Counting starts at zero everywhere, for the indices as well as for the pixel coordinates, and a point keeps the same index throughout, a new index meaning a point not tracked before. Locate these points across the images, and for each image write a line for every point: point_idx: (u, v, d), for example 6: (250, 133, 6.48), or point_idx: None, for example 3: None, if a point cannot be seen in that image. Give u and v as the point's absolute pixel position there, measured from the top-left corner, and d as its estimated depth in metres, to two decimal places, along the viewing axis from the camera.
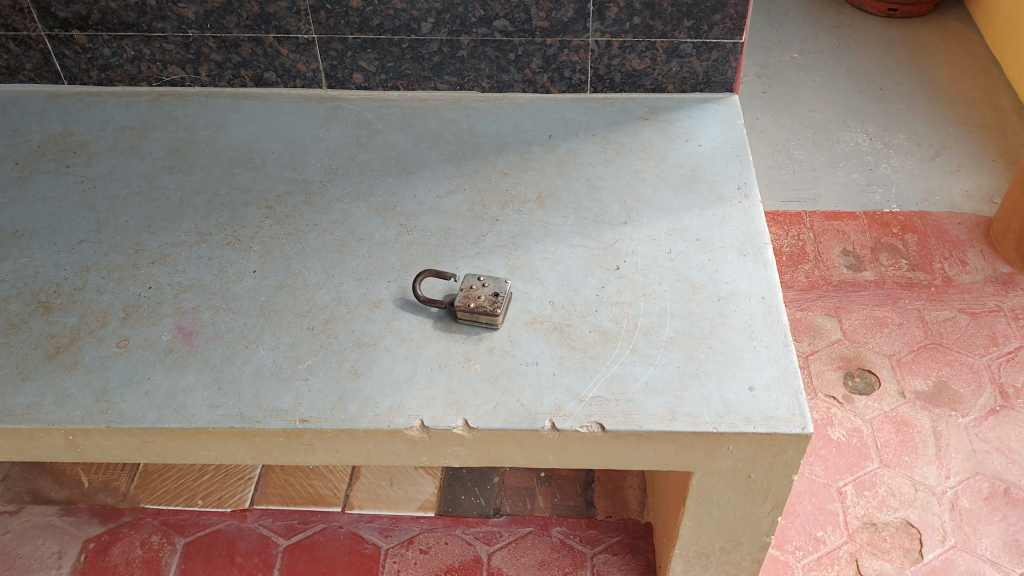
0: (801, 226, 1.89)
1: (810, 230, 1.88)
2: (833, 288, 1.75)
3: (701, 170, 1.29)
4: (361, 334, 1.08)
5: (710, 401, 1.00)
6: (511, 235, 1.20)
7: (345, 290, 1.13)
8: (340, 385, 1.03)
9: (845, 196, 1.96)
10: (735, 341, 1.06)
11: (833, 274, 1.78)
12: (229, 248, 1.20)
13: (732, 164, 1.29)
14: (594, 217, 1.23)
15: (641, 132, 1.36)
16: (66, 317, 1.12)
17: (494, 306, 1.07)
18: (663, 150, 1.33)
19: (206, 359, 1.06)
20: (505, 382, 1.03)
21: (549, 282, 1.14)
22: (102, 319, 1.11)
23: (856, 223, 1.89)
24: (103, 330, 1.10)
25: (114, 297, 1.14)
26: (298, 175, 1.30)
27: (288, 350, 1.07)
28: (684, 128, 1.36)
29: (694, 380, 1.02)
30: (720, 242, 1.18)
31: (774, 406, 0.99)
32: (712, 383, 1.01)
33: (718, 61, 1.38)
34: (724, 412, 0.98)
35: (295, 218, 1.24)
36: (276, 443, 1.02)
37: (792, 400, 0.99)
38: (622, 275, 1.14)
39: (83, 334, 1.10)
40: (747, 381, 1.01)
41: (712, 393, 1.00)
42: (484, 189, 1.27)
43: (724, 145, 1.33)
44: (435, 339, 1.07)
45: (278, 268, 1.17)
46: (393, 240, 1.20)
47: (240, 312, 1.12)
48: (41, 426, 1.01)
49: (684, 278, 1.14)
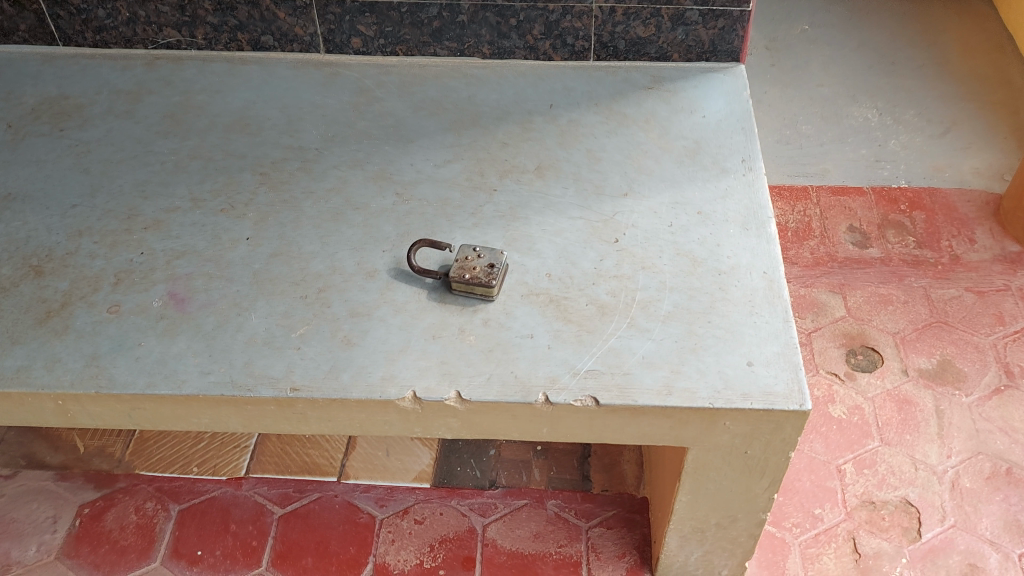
0: (807, 201, 1.86)
1: (816, 206, 1.85)
2: (837, 265, 1.73)
3: (704, 142, 1.26)
4: (355, 304, 1.07)
5: (707, 376, 0.98)
6: (509, 206, 1.18)
7: (340, 259, 1.12)
8: (334, 354, 1.02)
9: (851, 172, 1.93)
10: (735, 315, 1.05)
11: (838, 250, 1.76)
12: (224, 215, 1.18)
13: (737, 137, 1.26)
14: (594, 189, 1.21)
15: (645, 103, 1.33)
16: (58, 282, 1.10)
17: (489, 276, 1.06)
18: (667, 121, 1.30)
19: (199, 327, 1.05)
20: (500, 353, 1.02)
21: (547, 254, 1.12)
22: (94, 284, 1.10)
23: (863, 199, 1.86)
24: (95, 295, 1.09)
25: (106, 262, 1.12)
26: (295, 141, 1.28)
27: (282, 317, 1.06)
28: (688, 100, 1.34)
29: (692, 355, 1.00)
30: (722, 215, 1.16)
31: (774, 383, 0.97)
32: (711, 359, 1.00)
33: (724, 30, 1.35)
34: (721, 388, 0.97)
35: (291, 185, 1.22)
36: (268, 412, 1.00)
37: (792, 378, 0.98)
38: (622, 247, 1.13)
39: (75, 299, 1.08)
40: (746, 357, 1.00)
41: (709, 369, 0.99)
42: (483, 158, 1.25)
43: (729, 116, 1.30)
44: (430, 309, 1.06)
45: (273, 236, 1.15)
46: (389, 209, 1.18)
47: (233, 280, 1.10)
48: (32, 390, 1.00)
49: (684, 252, 1.12)
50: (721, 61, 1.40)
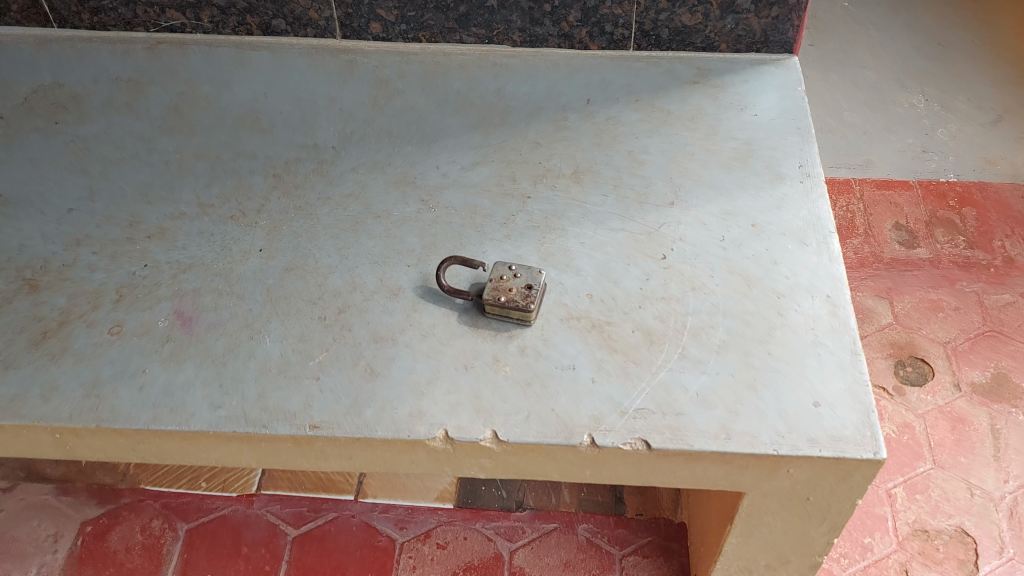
0: (851, 195, 1.75)
1: (860, 201, 1.74)
2: (884, 267, 1.62)
3: (757, 144, 1.15)
4: (378, 327, 0.98)
5: (769, 417, 0.89)
6: (543, 215, 1.08)
7: (360, 276, 1.03)
8: (356, 385, 0.93)
9: (897, 164, 1.81)
10: (796, 345, 0.95)
11: (885, 250, 1.65)
12: (234, 223, 1.08)
13: (792, 138, 1.15)
14: (636, 198, 1.09)
15: (690, 97, 1.22)
16: (55, 298, 1.01)
17: (528, 299, 0.96)
18: (715, 120, 1.19)
19: (207, 350, 0.95)
20: (537, 387, 0.92)
21: (587, 271, 1.02)
22: (94, 301, 1.00)
23: (909, 194, 1.75)
24: (95, 313, 0.99)
25: (108, 276, 1.03)
26: (310, 140, 1.18)
27: (298, 340, 0.96)
28: (737, 94, 1.22)
29: (751, 392, 0.91)
30: (778, 228, 1.06)
31: (842, 426, 0.89)
32: (772, 397, 0.91)
33: (778, 18, 1.24)
34: (784, 431, 0.88)
35: (306, 190, 1.12)
36: (284, 449, 0.92)
37: (861, 420, 0.89)
38: (669, 263, 1.02)
39: (74, 317, 0.99)
40: (811, 395, 0.91)
41: (770, 409, 0.90)
42: (514, 161, 1.15)
43: (784, 115, 1.19)
44: (460, 335, 0.97)
45: (287, 247, 1.06)
46: (413, 218, 1.08)
47: (245, 297, 1.00)
48: (26, 423, 0.90)
49: (737, 271, 1.01)
50: (772, 52, 1.29)
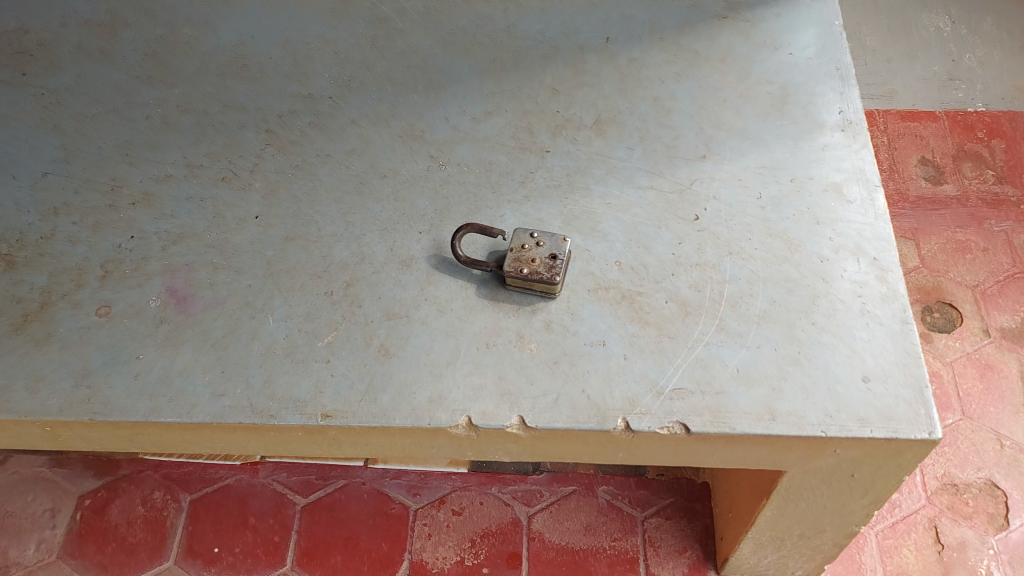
0: (874, 128, 1.67)
1: (884, 134, 1.65)
2: (909, 206, 1.55)
3: (794, 87, 1.06)
4: (390, 302, 0.90)
5: (817, 395, 0.83)
6: (565, 172, 1.00)
7: (368, 244, 0.95)
8: (369, 368, 0.86)
9: (921, 93, 1.72)
10: (842, 315, 0.88)
11: (910, 187, 1.57)
12: (226, 187, 0.99)
13: (831, 81, 1.06)
14: (664, 149, 1.02)
15: (719, 35, 1.12)
16: (35, 276, 0.93)
17: (553, 271, 0.89)
18: (748, 62, 1.09)
19: (205, 333, 0.88)
20: (565, 366, 0.86)
21: (614, 237, 0.95)
22: (78, 278, 0.92)
23: (936, 125, 1.66)
24: (80, 293, 0.91)
25: (90, 249, 0.94)
26: (305, 88, 1.08)
27: (305, 319, 0.89)
28: (770, 31, 1.12)
29: (796, 368, 0.85)
30: (819, 183, 0.98)
31: (894, 402, 0.82)
32: (818, 373, 0.84)
33: None
34: (832, 410, 0.82)
35: (304, 146, 1.03)
36: (294, 437, 0.85)
37: (915, 396, 0.83)
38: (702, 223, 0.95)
39: (57, 298, 0.91)
40: (859, 370, 0.84)
41: (817, 385, 0.83)
42: (531, 110, 1.05)
43: (822, 55, 1.09)
44: (480, 309, 0.90)
45: (286, 214, 0.97)
46: (423, 177, 1.00)
47: (243, 272, 0.93)
48: (13, 418, 0.84)
49: (776, 234, 0.94)
50: None
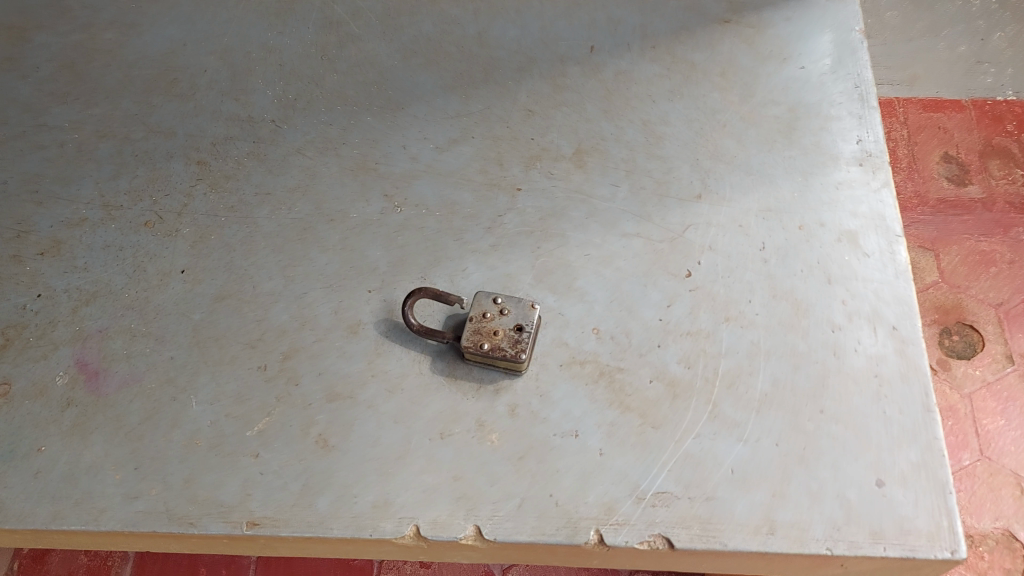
0: (892, 119, 1.51)
1: (903, 126, 1.50)
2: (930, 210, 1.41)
3: (805, 109, 0.92)
4: (333, 379, 0.78)
5: (824, 504, 0.71)
6: (539, 215, 0.86)
7: (310, 306, 0.82)
8: (306, 464, 0.74)
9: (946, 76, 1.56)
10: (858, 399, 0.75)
11: (930, 189, 1.43)
12: (148, 233, 0.86)
13: (848, 104, 0.92)
14: (657, 187, 0.87)
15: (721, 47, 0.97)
16: None
17: (517, 347, 0.76)
18: (754, 79, 0.94)
19: (120, 418, 0.77)
20: (532, 463, 0.74)
21: (595, 297, 0.81)
22: None
23: (961, 116, 1.51)
24: None
25: None
26: (243, 109, 0.93)
27: (234, 400, 0.77)
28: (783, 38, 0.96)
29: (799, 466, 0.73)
30: (832, 231, 0.84)
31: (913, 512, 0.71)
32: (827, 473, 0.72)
33: None
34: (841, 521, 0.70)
35: (240, 181, 0.89)
36: (219, 543, 0.74)
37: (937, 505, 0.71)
38: (699, 282, 0.81)
39: None
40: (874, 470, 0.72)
41: (823, 489, 0.72)
42: (502, 136, 0.91)
43: (839, 69, 0.94)
44: (436, 390, 0.77)
45: (216, 267, 0.84)
46: (376, 221, 0.86)
47: (165, 341, 0.81)
48: None
49: (783, 296, 0.81)
50: None
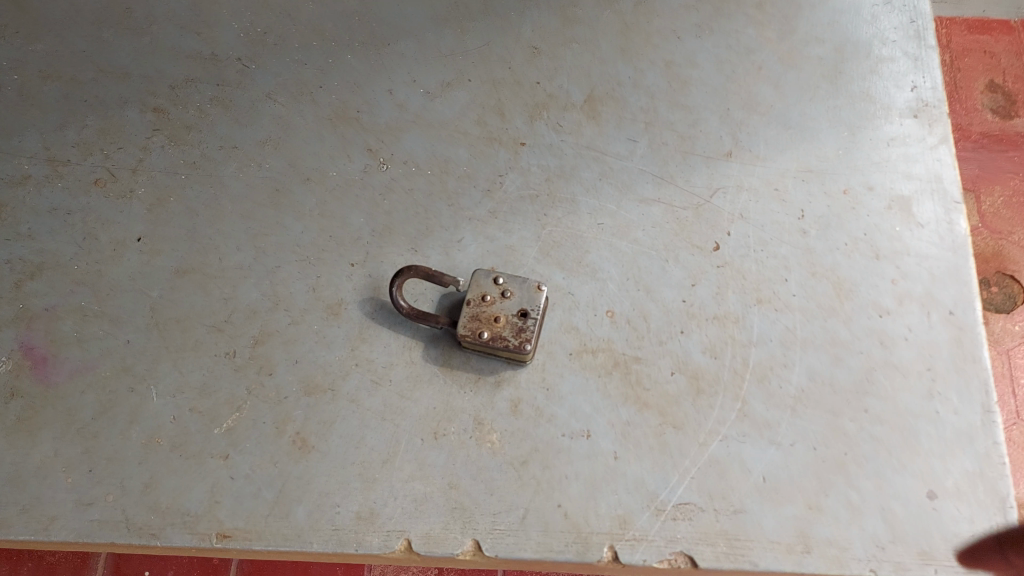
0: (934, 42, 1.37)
1: (945, 51, 1.36)
2: (972, 147, 1.29)
3: (852, 48, 0.79)
4: (311, 369, 0.69)
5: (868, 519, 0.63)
6: (545, 175, 0.75)
7: (284, 282, 0.72)
8: (281, 469, 0.66)
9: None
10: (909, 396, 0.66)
11: (974, 123, 1.31)
12: (98, 194, 0.76)
13: (902, 42, 0.79)
14: (679, 143, 0.76)
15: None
16: None
17: (521, 337, 0.67)
18: (792, 13, 0.82)
19: (70, 412, 0.68)
20: (536, 468, 0.65)
21: (608, 274, 0.72)
22: None
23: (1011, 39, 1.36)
24: None
25: None
26: (206, 46, 0.82)
27: (200, 392, 0.69)
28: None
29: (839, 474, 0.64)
30: (882, 197, 0.73)
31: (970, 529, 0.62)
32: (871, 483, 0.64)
33: None
34: (886, 540, 0.62)
35: (203, 133, 0.78)
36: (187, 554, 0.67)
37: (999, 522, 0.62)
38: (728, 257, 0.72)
39: None
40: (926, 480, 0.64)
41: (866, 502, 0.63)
42: (502, 81, 0.79)
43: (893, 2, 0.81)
44: (427, 383, 0.68)
45: (177, 236, 0.74)
46: (358, 181, 0.76)
47: (121, 322, 0.71)
48: None
49: (823, 275, 0.71)
50: None
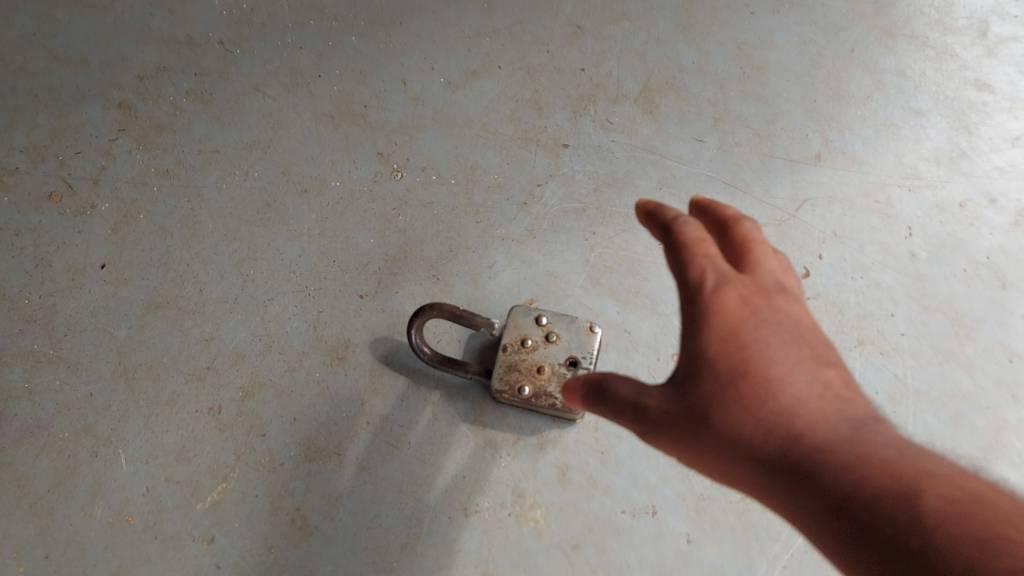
0: None
1: None
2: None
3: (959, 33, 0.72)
4: (310, 428, 0.59)
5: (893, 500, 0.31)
6: (596, 177, 0.66)
7: (278, 320, 0.62)
8: (276, 556, 0.55)
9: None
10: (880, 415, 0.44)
11: None
12: (53, 211, 0.66)
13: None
14: (749, 154, 0.67)
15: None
16: None
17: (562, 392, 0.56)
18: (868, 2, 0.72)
19: (12, 484, 0.58)
20: (586, 551, 0.55)
21: (670, 306, 0.62)
22: None
23: None
24: None
25: None
26: (182, 31, 0.72)
27: (179, 458, 0.58)
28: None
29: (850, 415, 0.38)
30: (1006, 211, 0.65)
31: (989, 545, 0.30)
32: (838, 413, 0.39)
33: None
34: None
35: (177, 134, 0.69)
36: None
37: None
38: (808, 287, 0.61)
39: None
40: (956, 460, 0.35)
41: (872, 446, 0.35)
42: (540, 66, 0.70)
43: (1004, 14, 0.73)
44: (458, 442, 0.58)
45: (144, 261, 0.65)
46: (368, 194, 0.66)
47: (80, 369, 0.61)
48: None
49: (936, 310, 0.62)
50: None
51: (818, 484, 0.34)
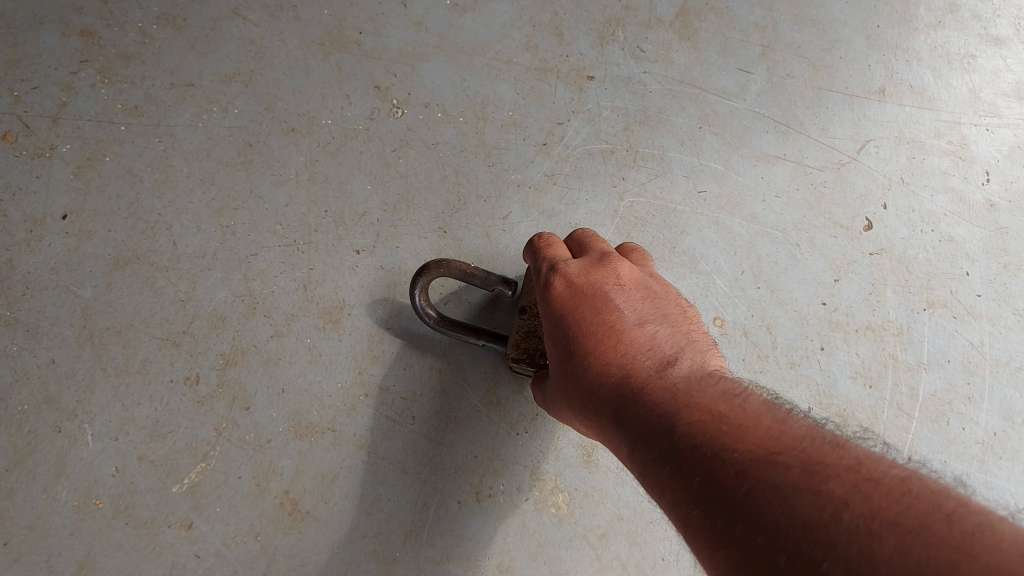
0: None
1: None
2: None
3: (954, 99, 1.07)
4: (458, 458, 0.92)
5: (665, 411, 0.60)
6: (680, 243, 0.99)
7: (408, 396, 0.93)
8: (416, 561, 0.89)
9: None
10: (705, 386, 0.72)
11: None
12: (223, 292, 0.93)
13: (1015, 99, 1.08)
14: (782, 72, 1.06)
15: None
16: (61, 404, 0.88)
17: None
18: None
19: (36, 520, 0.85)
20: (614, 539, 0.92)
21: (734, 363, 0.95)
22: (90, 415, 0.88)
23: None
24: (92, 403, 0.88)
25: (93, 362, 0.89)
26: (327, 174, 0.97)
27: (146, 436, 0.88)
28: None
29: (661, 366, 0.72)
30: (981, 225, 1.03)
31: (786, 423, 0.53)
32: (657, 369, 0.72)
33: None
34: (631, 408, 0.65)
35: (323, 257, 0.95)
36: (328, 542, 0.88)
37: (854, 446, 0.53)
38: (834, 355, 0.97)
39: (80, 435, 0.87)
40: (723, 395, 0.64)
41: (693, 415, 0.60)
42: (642, 103, 1.03)
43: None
44: (549, 469, 0.93)
45: (294, 361, 0.92)
46: (496, 303, 0.97)
47: (259, 419, 0.90)
48: (42, 561, 0.84)
49: (1015, 269, 1.02)
50: None
51: (660, 450, 0.59)
